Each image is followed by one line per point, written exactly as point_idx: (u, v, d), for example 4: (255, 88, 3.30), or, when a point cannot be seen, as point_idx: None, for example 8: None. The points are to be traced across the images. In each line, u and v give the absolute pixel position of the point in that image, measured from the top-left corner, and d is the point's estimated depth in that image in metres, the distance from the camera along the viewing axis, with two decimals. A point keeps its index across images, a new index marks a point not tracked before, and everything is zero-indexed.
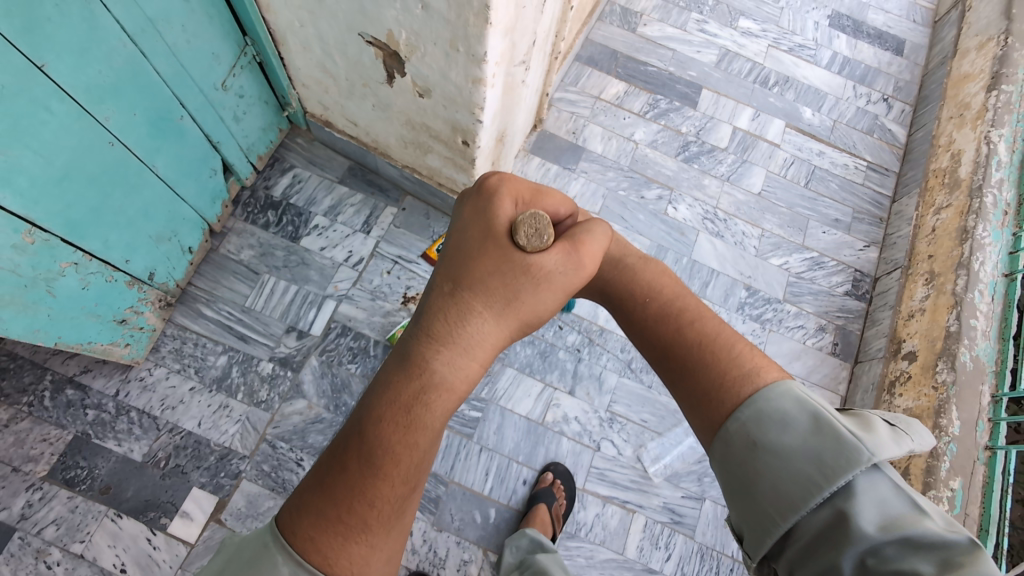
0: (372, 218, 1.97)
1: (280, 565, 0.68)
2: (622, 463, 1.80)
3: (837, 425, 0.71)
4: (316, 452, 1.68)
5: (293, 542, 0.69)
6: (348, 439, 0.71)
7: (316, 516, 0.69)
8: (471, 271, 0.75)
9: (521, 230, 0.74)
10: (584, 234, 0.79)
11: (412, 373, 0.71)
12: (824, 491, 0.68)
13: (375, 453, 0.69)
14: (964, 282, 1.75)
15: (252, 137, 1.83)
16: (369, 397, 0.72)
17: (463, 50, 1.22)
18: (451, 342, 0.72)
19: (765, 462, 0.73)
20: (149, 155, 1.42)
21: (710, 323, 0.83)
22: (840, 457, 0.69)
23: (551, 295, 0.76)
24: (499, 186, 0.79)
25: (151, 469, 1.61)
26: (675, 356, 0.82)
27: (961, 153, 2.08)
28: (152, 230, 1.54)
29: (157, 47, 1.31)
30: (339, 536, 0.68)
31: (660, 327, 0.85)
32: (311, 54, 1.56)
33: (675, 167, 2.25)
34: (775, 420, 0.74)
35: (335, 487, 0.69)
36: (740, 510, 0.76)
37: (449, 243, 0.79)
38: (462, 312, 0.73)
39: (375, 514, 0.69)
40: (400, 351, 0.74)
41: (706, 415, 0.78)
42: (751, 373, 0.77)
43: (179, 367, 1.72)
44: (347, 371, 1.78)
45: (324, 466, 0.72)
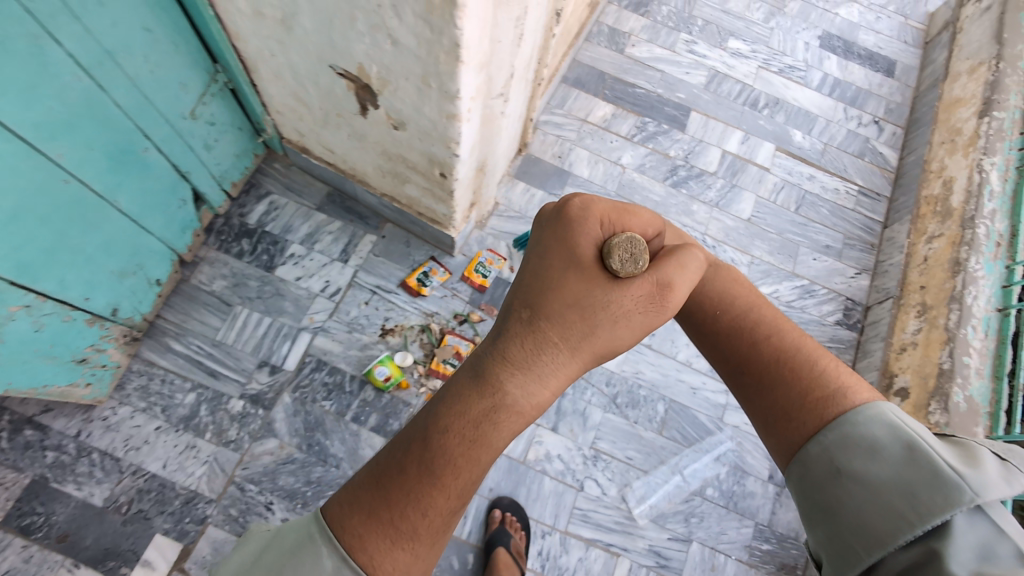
0: (351, 246, 1.91)
1: (323, 557, 0.69)
2: (606, 504, 1.74)
3: (935, 457, 0.69)
4: (286, 495, 1.61)
5: (341, 538, 0.69)
6: (410, 438, 0.70)
7: (366, 517, 0.68)
8: (551, 298, 0.73)
9: (614, 253, 0.72)
10: (675, 268, 0.75)
11: (484, 393, 0.70)
12: (917, 528, 0.66)
13: (435, 463, 0.67)
14: (956, 317, 1.70)
15: (225, 164, 1.76)
16: (435, 406, 0.71)
17: (435, 86, 1.17)
18: (527, 368, 0.71)
19: (848, 489, 0.72)
20: (110, 189, 1.35)
21: (788, 337, 0.81)
22: (935, 492, 0.67)
23: (633, 327, 0.73)
24: (584, 210, 0.75)
25: (112, 514, 1.54)
26: (751, 372, 0.80)
27: (953, 180, 2.03)
28: (114, 265, 1.47)
29: (116, 79, 1.24)
30: (386, 538, 0.67)
31: (734, 341, 0.84)
32: (284, 83, 1.50)
33: (663, 192, 2.20)
34: (863, 448, 0.72)
35: (389, 489, 0.69)
36: (822, 536, 0.74)
37: (527, 262, 0.76)
38: (540, 341, 0.72)
39: (424, 523, 0.68)
40: (473, 366, 0.73)
41: (783, 435, 0.77)
42: (838, 395, 0.75)
43: (145, 405, 1.64)
44: (321, 408, 1.72)
45: (382, 462, 0.72)
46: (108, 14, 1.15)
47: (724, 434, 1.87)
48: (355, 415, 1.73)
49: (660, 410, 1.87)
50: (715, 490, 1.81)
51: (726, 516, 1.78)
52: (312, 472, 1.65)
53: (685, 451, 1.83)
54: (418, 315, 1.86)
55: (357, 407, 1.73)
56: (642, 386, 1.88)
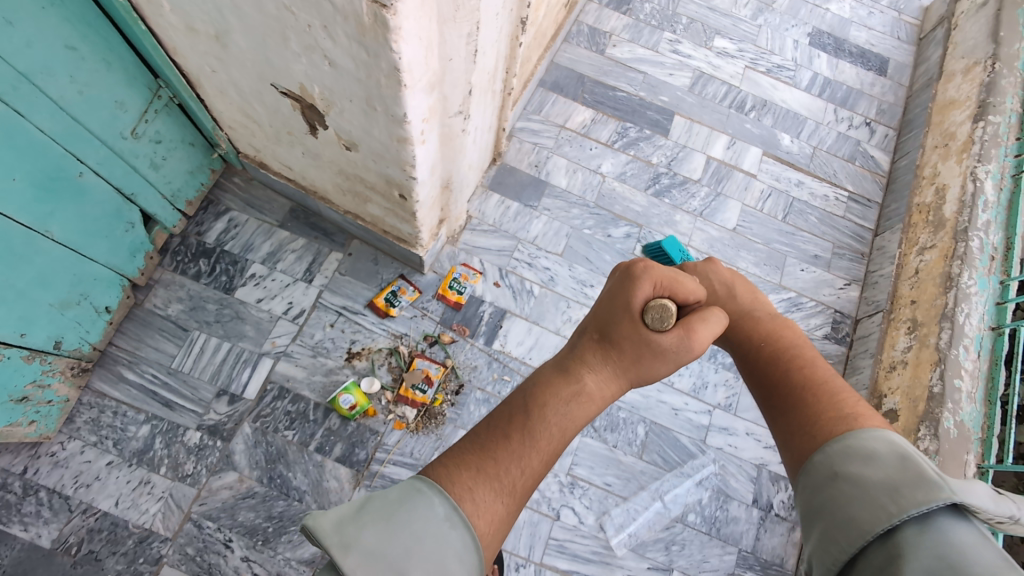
0: (316, 264, 1.83)
1: (435, 506, 0.64)
2: (584, 534, 1.67)
3: (923, 464, 0.67)
4: (246, 532, 1.54)
5: (451, 488, 0.66)
6: (513, 410, 0.73)
7: (474, 472, 0.67)
8: (616, 328, 0.80)
9: (650, 312, 0.79)
10: (699, 318, 0.80)
11: (567, 380, 0.77)
12: (895, 518, 0.64)
13: (536, 429, 0.71)
14: (948, 337, 1.62)
15: (177, 183, 1.67)
16: (529, 390, 0.76)
17: (380, 109, 1.07)
18: (603, 368, 0.79)
19: (842, 491, 0.69)
20: (41, 219, 1.26)
21: (821, 369, 0.85)
22: (921, 490, 0.64)
23: (671, 358, 0.80)
24: (644, 271, 0.84)
25: (61, 556, 1.46)
26: (778, 394, 0.84)
27: (945, 188, 1.95)
28: (54, 297, 1.38)
29: (36, 102, 1.15)
30: (492, 489, 0.66)
31: (772, 369, 0.88)
32: (229, 99, 1.40)
33: (645, 202, 2.11)
34: (860, 453, 0.70)
35: (496, 450, 0.70)
36: (814, 540, 0.70)
37: (599, 304, 0.87)
38: (608, 355, 0.80)
39: (522, 480, 0.69)
40: (558, 366, 0.80)
41: (794, 446, 0.78)
42: (850, 416, 0.76)
43: (96, 439, 1.56)
44: (283, 439, 1.64)
45: (482, 432, 0.73)
46: (20, 34, 1.05)
47: (707, 457, 1.80)
48: (319, 445, 1.65)
49: (640, 433, 1.80)
50: (697, 515, 1.74)
51: (709, 543, 1.71)
52: (274, 506, 1.57)
53: (666, 476, 1.76)
54: (386, 337, 1.78)
55: (322, 437, 1.66)
56: (621, 408, 1.81)
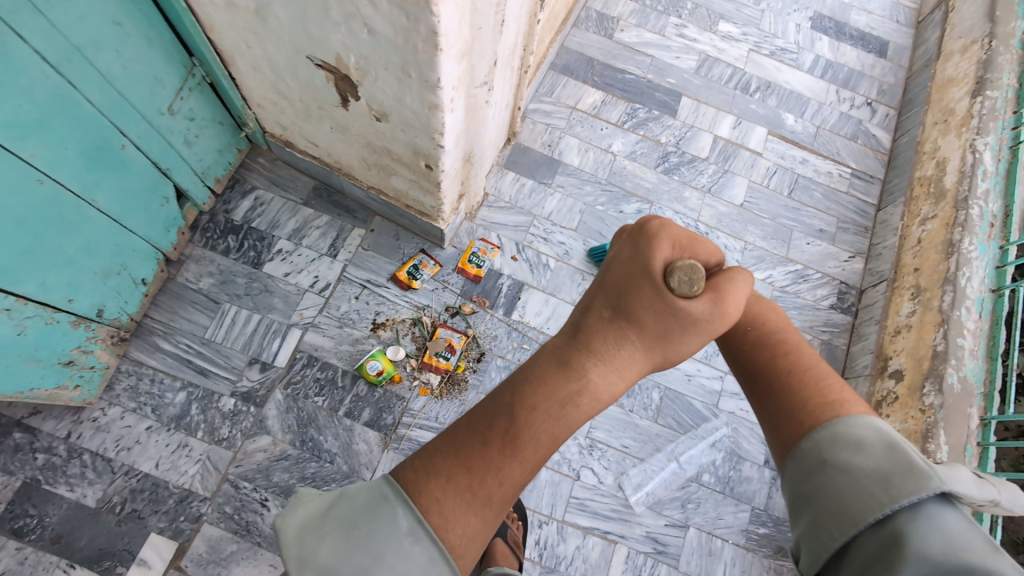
0: (339, 240, 1.89)
1: (399, 518, 0.64)
2: (603, 493, 1.74)
3: (913, 454, 0.70)
4: (281, 492, 1.61)
5: (417, 499, 0.65)
6: (502, 405, 0.67)
7: (445, 481, 0.65)
8: (634, 298, 0.71)
9: (676, 274, 0.69)
10: (728, 281, 0.73)
11: (570, 377, 0.68)
12: (887, 508, 0.67)
13: (520, 437, 0.65)
14: (950, 299, 1.69)
15: (207, 160, 1.74)
16: (518, 383, 0.68)
17: (415, 75, 1.14)
18: (607, 358, 0.70)
19: (831, 480, 0.71)
20: (88, 188, 1.33)
21: (808, 353, 0.81)
22: (911, 481, 0.67)
23: (700, 329, 0.71)
24: (659, 230, 0.74)
25: (106, 515, 1.53)
26: (762, 379, 0.80)
27: (945, 161, 2.02)
28: (97, 266, 1.45)
29: (86, 74, 1.21)
30: (459, 503, 0.64)
31: (759, 355, 0.81)
32: (262, 75, 1.47)
33: (655, 179, 2.18)
34: (849, 443, 0.72)
35: (470, 458, 0.65)
36: (804, 523, 0.74)
37: (606, 269, 0.76)
38: (621, 338, 0.71)
39: (499, 492, 0.65)
40: (557, 355, 0.71)
41: (781, 432, 0.77)
42: (836, 403, 0.76)
43: (135, 405, 1.63)
44: (314, 404, 1.71)
45: (459, 432, 0.68)
46: (75, 9, 1.12)
47: (719, 421, 1.87)
48: (349, 410, 1.72)
49: (655, 398, 1.87)
50: (712, 475, 1.81)
51: (723, 501, 1.78)
52: (306, 467, 1.64)
53: (681, 438, 1.83)
54: (409, 309, 1.85)
55: (351, 402, 1.73)
56: None
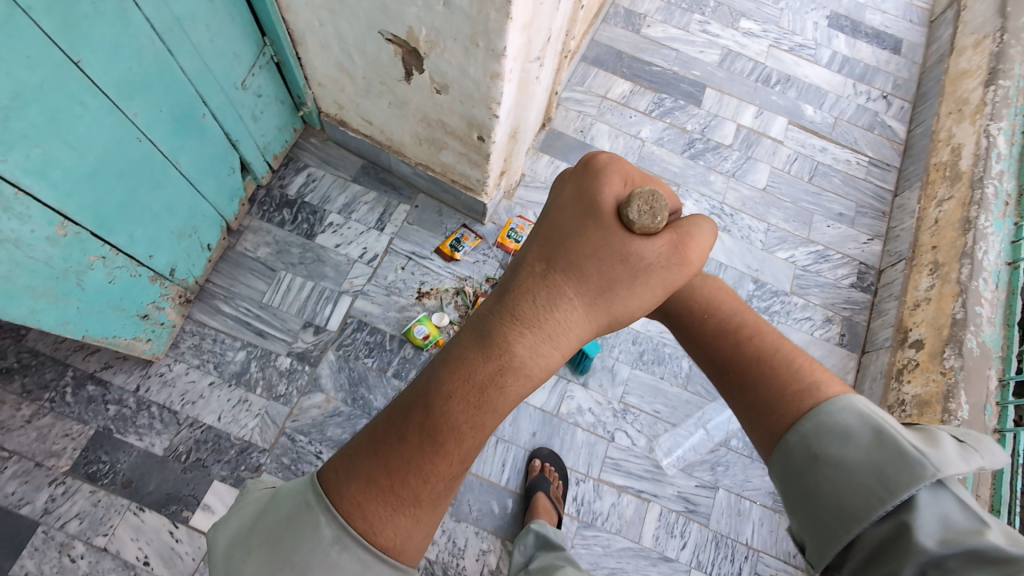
0: (386, 215, 2.01)
1: (321, 527, 0.67)
2: (637, 454, 1.83)
3: (902, 439, 0.68)
4: (335, 445, 1.70)
5: (339, 506, 0.68)
6: (426, 393, 0.68)
7: (365, 484, 0.68)
8: (577, 249, 0.72)
9: (635, 203, 0.71)
10: (691, 232, 0.75)
11: (491, 352, 0.68)
12: (888, 504, 0.67)
13: (439, 428, 0.66)
14: (968, 271, 1.78)
15: (268, 136, 1.86)
16: (439, 368, 0.69)
17: (482, 45, 1.26)
18: (535, 327, 0.70)
19: (825, 475, 0.70)
20: (173, 151, 1.45)
21: (769, 338, 0.78)
22: (905, 473, 0.66)
23: (650, 279, 0.72)
24: (610, 165, 0.75)
25: (173, 463, 1.63)
26: (734, 370, 0.78)
27: (961, 146, 2.12)
28: (174, 226, 1.56)
29: (182, 44, 1.34)
30: (385, 507, 0.67)
31: (724, 346, 0.79)
32: (330, 53, 1.60)
33: (682, 163, 2.29)
34: (837, 433, 0.70)
35: (389, 453, 0.68)
36: (805, 519, 0.73)
37: (540, 222, 0.76)
38: (552, 300, 0.71)
39: (425, 491, 0.68)
40: (475, 329, 0.71)
41: (765, 426, 0.75)
42: (812, 387, 0.73)
43: (199, 362, 1.74)
44: (364, 365, 1.81)
45: (378, 431, 0.71)
46: None
47: None
48: (396, 371, 1.81)
49: (684, 366, 1.96)
50: (739, 441, 1.89)
51: (751, 465, 1.86)
52: (358, 424, 1.74)
53: (709, 405, 1.92)
54: (452, 279, 1.95)
55: (398, 364, 1.82)
56: (667, 344, 1.97)
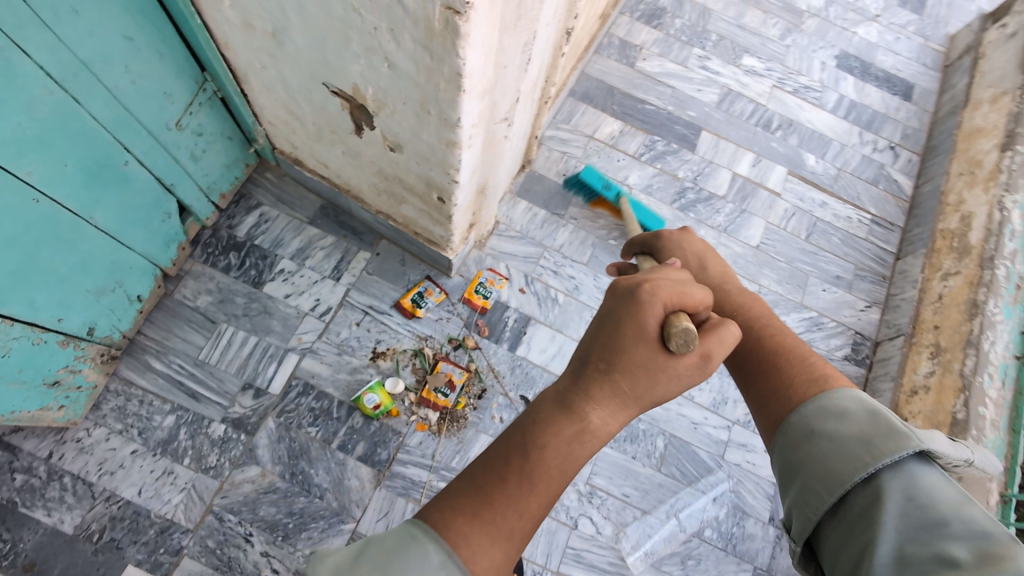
0: (344, 262, 1.83)
1: (430, 553, 0.66)
2: (600, 544, 1.68)
3: (893, 419, 0.77)
4: (267, 527, 1.54)
5: (446, 534, 0.67)
6: (512, 451, 0.74)
7: (471, 517, 0.69)
8: (627, 360, 0.80)
9: (675, 338, 0.77)
10: (718, 343, 0.83)
11: (571, 418, 0.77)
12: (870, 467, 0.73)
13: (536, 470, 0.73)
14: (972, 364, 1.63)
15: (213, 175, 1.68)
16: (529, 426, 0.77)
17: (434, 112, 1.09)
18: (606, 404, 0.79)
19: (818, 448, 0.79)
20: (86, 206, 1.27)
21: (793, 344, 0.96)
22: (890, 443, 0.73)
23: (681, 382, 0.82)
24: (650, 295, 0.80)
25: (83, 543, 1.47)
26: (755, 364, 0.96)
27: (971, 215, 1.96)
28: (91, 284, 1.39)
29: (92, 90, 1.16)
30: (489, 534, 0.68)
31: (751, 346, 0.98)
32: (275, 95, 1.41)
33: (670, 215, 2.12)
34: (834, 414, 0.81)
35: (491, 493, 0.71)
36: (793, 495, 0.79)
37: (599, 326, 0.83)
38: (615, 390, 0.80)
39: (519, 526, 0.70)
40: (558, 398, 0.80)
41: (771, 411, 0.89)
42: (823, 378, 0.88)
43: (121, 428, 1.57)
44: (307, 435, 1.64)
45: (478, 474, 0.74)
46: (84, 23, 1.06)
47: (723, 473, 1.81)
48: (342, 443, 1.65)
49: (659, 445, 1.80)
50: (714, 531, 1.74)
51: (725, 558, 1.71)
52: (295, 502, 1.58)
53: (683, 490, 1.77)
54: (411, 339, 1.78)
55: (345, 435, 1.66)
56: (641, 419, 1.82)
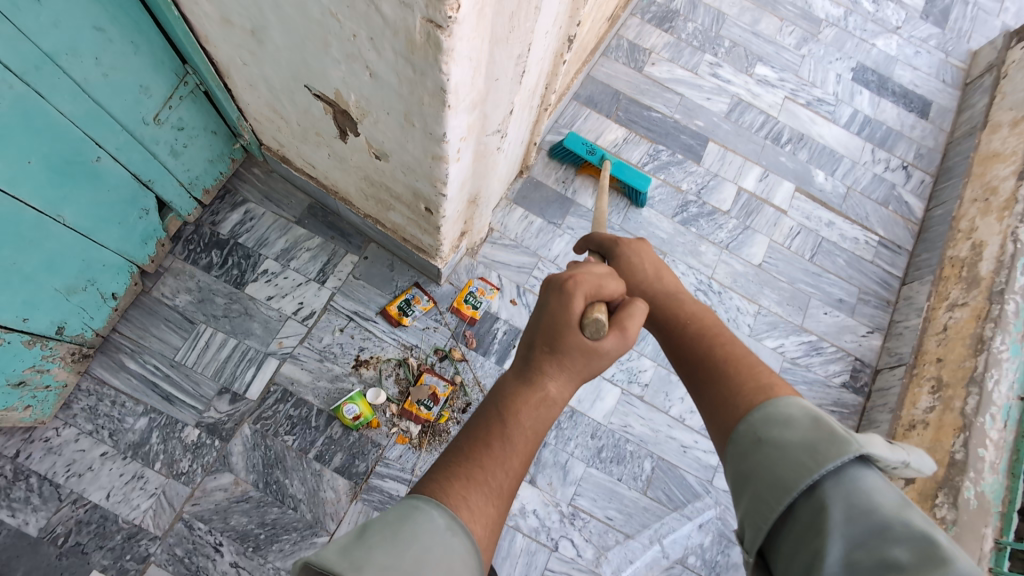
0: (330, 265, 1.78)
1: (434, 517, 0.61)
2: (580, 567, 1.63)
3: (835, 423, 0.67)
4: (237, 538, 1.50)
5: (446, 498, 0.63)
6: (487, 422, 0.73)
7: (466, 480, 0.66)
8: (561, 342, 0.79)
9: (590, 322, 0.78)
10: (634, 315, 0.84)
11: (532, 387, 0.76)
12: (814, 476, 0.64)
13: (512, 432, 0.72)
14: (975, 403, 1.57)
15: (196, 171, 1.62)
16: (495, 401, 0.76)
17: (419, 125, 1.02)
18: (560, 374, 0.79)
19: (765, 456, 0.69)
20: (53, 203, 1.22)
21: (740, 346, 0.87)
22: (832, 447, 0.64)
23: (611, 359, 0.82)
24: (575, 286, 0.82)
25: (47, 546, 1.43)
26: (703, 369, 0.86)
27: (983, 244, 1.89)
28: (60, 283, 1.34)
29: (58, 84, 1.10)
30: (483, 493, 0.66)
31: (700, 349, 0.89)
32: (258, 93, 1.35)
33: (671, 229, 2.06)
34: (779, 421, 0.71)
35: (480, 456, 0.69)
36: (744, 505, 0.70)
37: (538, 318, 0.83)
38: (560, 365, 0.79)
39: (507, 483, 0.69)
40: (515, 376, 0.79)
41: (719, 421, 0.78)
42: (768, 386, 0.78)
43: (92, 429, 1.53)
44: (283, 443, 1.60)
45: (463, 444, 0.71)
46: (48, 14, 1.00)
47: (711, 499, 1.75)
48: (319, 453, 1.60)
49: (646, 468, 1.75)
50: (698, 558, 1.68)
51: None
52: (267, 513, 1.53)
53: (669, 515, 1.72)
54: (395, 347, 1.73)
55: (322, 445, 1.61)
56: (629, 441, 1.77)
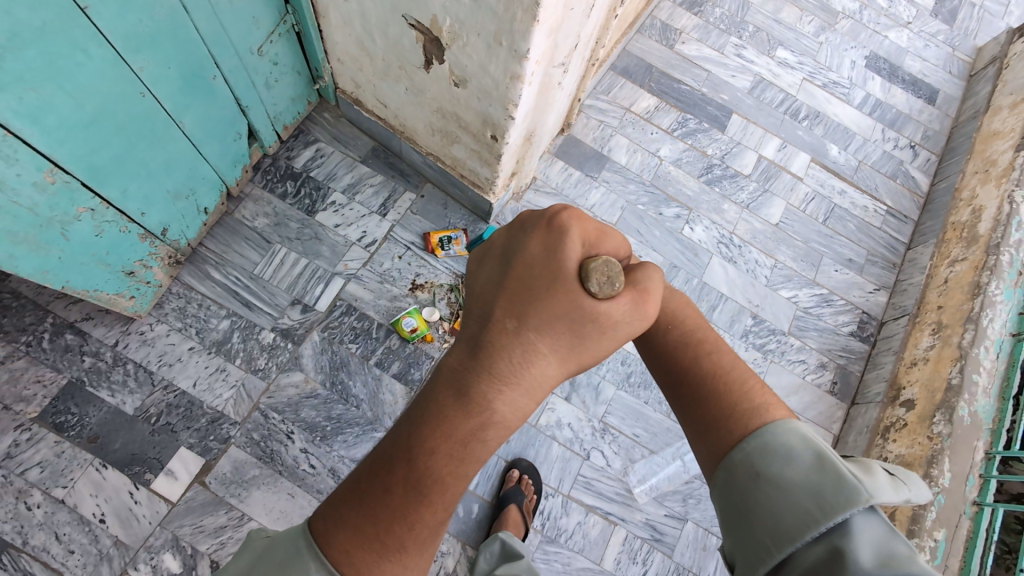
0: (390, 201, 1.97)
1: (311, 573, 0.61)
2: (610, 475, 1.81)
3: (840, 465, 0.67)
4: (307, 428, 1.68)
5: (328, 552, 0.61)
6: (394, 455, 0.60)
7: (352, 531, 0.61)
8: (540, 312, 0.61)
9: (592, 275, 0.60)
10: (642, 277, 0.66)
11: (474, 409, 0.59)
12: (821, 526, 0.64)
13: (424, 481, 0.58)
14: (971, 336, 1.74)
15: (281, 106, 1.83)
16: (416, 421, 0.60)
17: (506, 43, 1.22)
18: (515, 379, 0.60)
19: (766, 494, 0.68)
20: (178, 110, 1.41)
21: (726, 354, 0.74)
22: (841, 497, 0.64)
23: (615, 331, 0.64)
24: (570, 221, 0.63)
25: (141, 424, 1.61)
26: (687, 382, 0.73)
27: (982, 209, 2.08)
28: (171, 186, 1.53)
29: (200, 3, 1.29)
30: (371, 552, 0.59)
31: (683, 355, 0.75)
32: (351, 30, 1.55)
33: (697, 188, 2.25)
34: (779, 453, 0.68)
35: (375, 506, 0.60)
36: (738, 538, 0.70)
37: (509, 268, 0.64)
38: (526, 351, 0.61)
39: (411, 536, 0.59)
40: (454, 381, 0.61)
41: (710, 442, 0.71)
42: (760, 408, 0.71)
43: (181, 325, 1.72)
44: (347, 349, 1.78)
45: (361, 479, 0.62)
46: None
47: None
48: (379, 360, 1.79)
49: None
50: None
51: None
52: (333, 408, 1.71)
53: None
54: (448, 275, 1.92)
55: (382, 353, 1.80)
56: None
